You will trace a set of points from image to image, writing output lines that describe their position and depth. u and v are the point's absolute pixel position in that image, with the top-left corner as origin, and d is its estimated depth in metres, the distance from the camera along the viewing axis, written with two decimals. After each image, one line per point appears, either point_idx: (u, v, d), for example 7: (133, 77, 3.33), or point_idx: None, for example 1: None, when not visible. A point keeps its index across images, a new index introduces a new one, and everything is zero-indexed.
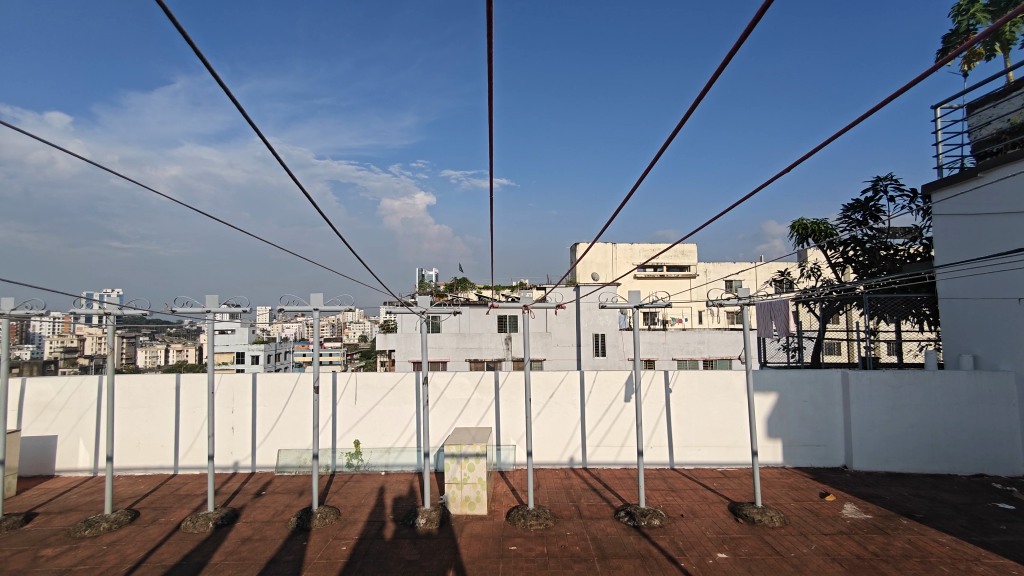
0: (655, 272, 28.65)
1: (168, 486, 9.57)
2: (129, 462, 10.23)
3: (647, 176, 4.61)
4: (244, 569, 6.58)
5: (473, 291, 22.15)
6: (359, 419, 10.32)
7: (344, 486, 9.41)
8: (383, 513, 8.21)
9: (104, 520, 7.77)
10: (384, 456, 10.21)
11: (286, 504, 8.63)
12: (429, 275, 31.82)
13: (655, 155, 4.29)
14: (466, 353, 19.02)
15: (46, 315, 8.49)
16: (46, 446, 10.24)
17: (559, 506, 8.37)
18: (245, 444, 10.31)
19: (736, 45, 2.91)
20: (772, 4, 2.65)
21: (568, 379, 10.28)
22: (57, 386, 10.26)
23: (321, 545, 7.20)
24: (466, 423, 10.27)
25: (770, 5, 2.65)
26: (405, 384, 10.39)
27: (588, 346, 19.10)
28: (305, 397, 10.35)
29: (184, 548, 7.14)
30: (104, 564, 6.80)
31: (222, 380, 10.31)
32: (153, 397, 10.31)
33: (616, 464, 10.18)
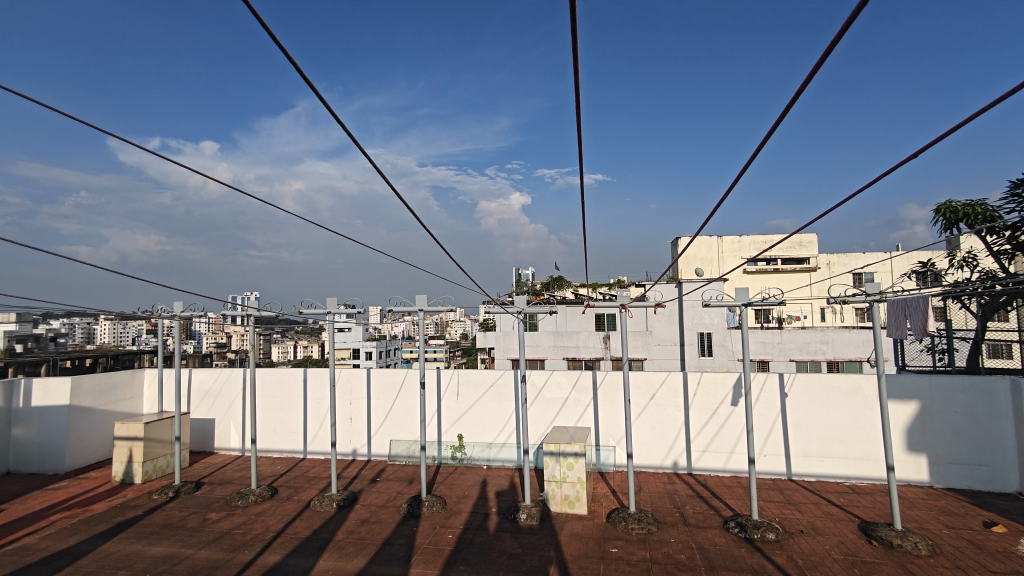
0: (767, 265, 26.47)
1: (300, 468, 10.75)
2: (268, 444, 11.64)
3: (746, 174, 4.18)
4: (364, 548, 7.19)
5: (569, 290, 22.10)
6: (462, 414, 10.78)
7: (449, 477, 9.91)
8: (485, 505, 8.51)
9: (252, 493, 8.95)
10: (486, 451, 10.55)
11: (398, 490, 9.28)
12: (526, 273, 32.33)
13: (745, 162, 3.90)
14: (564, 351, 19.03)
15: (204, 316, 9.93)
16: (207, 426, 12.00)
17: (663, 511, 8.07)
18: (362, 433, 11.24)
19: (830, 45, 2.61)
20: (865, 6, 2.36)
21: (670, 380, 9.87)
22: (213, 376, 11.97)
23: (430, 532, 7.64)
24: (564, 422, 10.28)
25: (863, 8, 2.37)
26: (504, 382, 10.67)
27: (692, 346, 18.17)
28: (413, 391, 11.06)
29: (314, 525, 7.96)
30: (253, 530, 7.82)
31: (342, 374, 11.34)
32: (286, 387, 11.62)
33: (725, 472, 9.59)
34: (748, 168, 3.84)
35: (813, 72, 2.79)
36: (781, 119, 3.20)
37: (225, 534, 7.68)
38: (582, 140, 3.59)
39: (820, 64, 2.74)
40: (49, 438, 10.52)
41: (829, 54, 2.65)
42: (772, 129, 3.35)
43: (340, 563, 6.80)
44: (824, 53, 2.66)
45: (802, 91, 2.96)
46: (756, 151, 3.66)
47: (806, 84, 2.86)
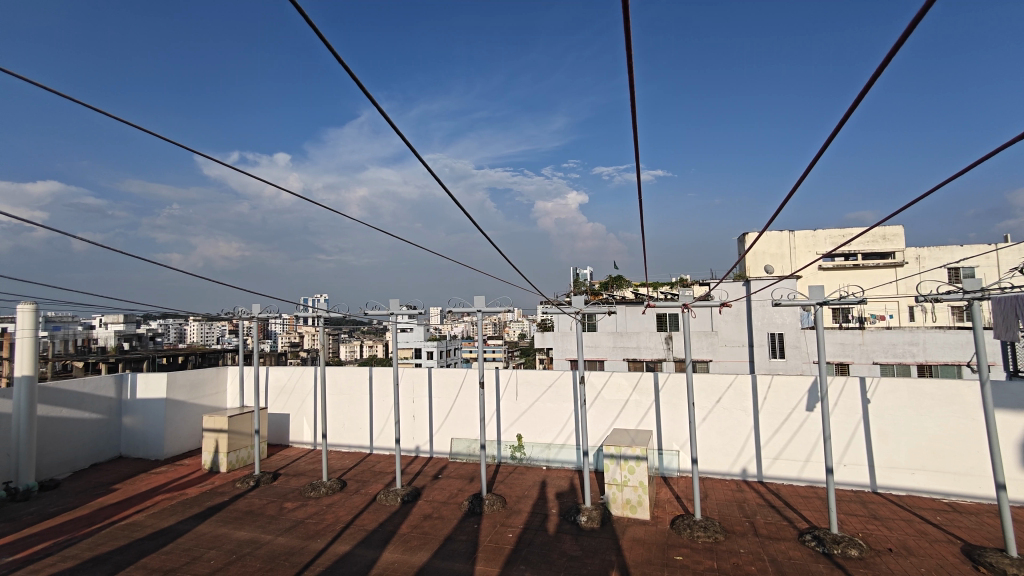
0: (846, 261, 24.65)
1: (367, 463, 11.21)
2: (338, 439, 12.22)
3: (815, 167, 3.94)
4: (428, 542, 7.39)
5: (629, 289, 21.64)
6: (521, 413, 10.82)
7: (509, 476, 9.97)
8: (546, 506, 8.49)
9: (323, 485, 9.44)
10: (545, 451, 10.54)
11: (460, 488, 9.47)
12: (583, 273, 32.00)
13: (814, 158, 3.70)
14: (624, 352, 18.66)
15: (279, 317, 10.58)
16: (282, 421, 12.78)
17: (731, 520, 7.72)
18: (424, 430, 11.56)
19: (908, 29, 2.39)
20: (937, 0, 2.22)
21: (737, 383, 9.43)
22: (288, 373, 12.74)
23: (491, 530, 7.74)
24: (625, 425, 10.07)
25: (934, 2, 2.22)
26: (563, 383, 10.62)
27: (762, 347, 17.22)
28: (472, 390, 11.24)
29: (380, 517, 8.28)
30: (325, 520, 8.25)
31: (405, 373, 11.71)
32: (353, 385, 12.15)
33: (799, 481, 9.02)
34: (816, 163, 3.65)
35: (890, 56, 2.53)
36: (848, 115, 3.04)
37: (300, 523, 8.15)
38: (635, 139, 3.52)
39: (903, 41, 2.45)
40: (150, 427, 11.60)
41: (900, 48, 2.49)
42: (840, 125, 3.17)
43: (404, 555, 7.03)
44: (907, 29, 2.38)
45: (870, 88, 2.79)
46: (825, 146, 3.46)
47: (884, 66, 2.57)
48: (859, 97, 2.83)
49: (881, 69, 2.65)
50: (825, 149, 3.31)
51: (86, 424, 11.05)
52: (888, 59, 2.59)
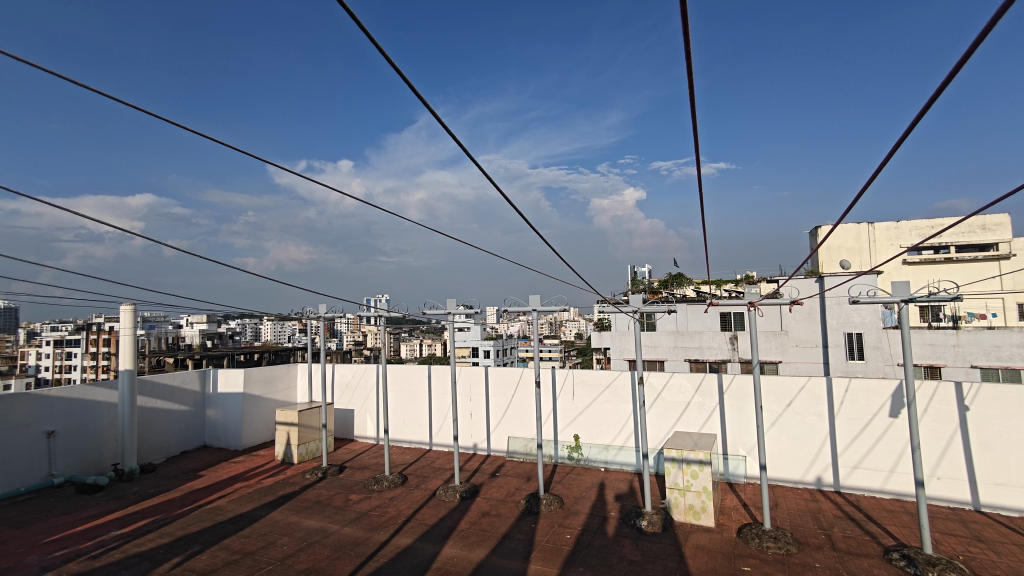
0: (935, 255, 22.59)
1: (427, 459, 11.50)
2: (399, 435, 12.60)
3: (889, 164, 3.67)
4: (486, 539, 7.46)
5: (691, 287, 20.88)
6: (578, 414, 10.70)
7: (567, 477, 9.89)
8: (604, 508, 8.33)
9: (386, 479, 9.78)
10: (604, 453, 10.36)
11: (517, 486, 9.49)
12: (641, 271, 31.32)
13: (883, 159, 3.47)
14: (686, 353, 18.03)
15: (343, 317, 11.04)
16: (347, 416, 13.35)
17: (804, 531, 7.25)
18: (482, 428, 11.68)
19: (983, 34, 2.23)
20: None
21: (810, 387, 8.85)
22: (353, 371, 13.31)
23: (548, 530, 7.69)
24: (687, 428, 9.71)
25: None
26: (621, 383, 10.40)
27: (839, 348, 16.07)
28: (529, 390, 11.25)
29: (440, 513, 8.45)
30: (387, 513, 8.52)
31: (462, 372, 11.89)
32: (413, 383, 12.49)
33: (883, 493, 8.32)
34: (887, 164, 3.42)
35: (966, 58, 2.36)
36: (922, 115, 2.84)
37: (364, 515, 8.47)
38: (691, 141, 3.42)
39: (982, 40, 2.26)
40: (229, 419, 12.46)
41: (976, 50, 2.32)
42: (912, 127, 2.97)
43: (463, 551, 7.13)
44: (992, 23, 2.16)
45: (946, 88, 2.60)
46: (896, 149, 3.25)
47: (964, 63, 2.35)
48: (934, 95, 2.63)
49: (956, 71, 2.47)
50: (897, 150, 3.11)
51: (176, 415, 12.04)
52: (963, 62, 2.42)
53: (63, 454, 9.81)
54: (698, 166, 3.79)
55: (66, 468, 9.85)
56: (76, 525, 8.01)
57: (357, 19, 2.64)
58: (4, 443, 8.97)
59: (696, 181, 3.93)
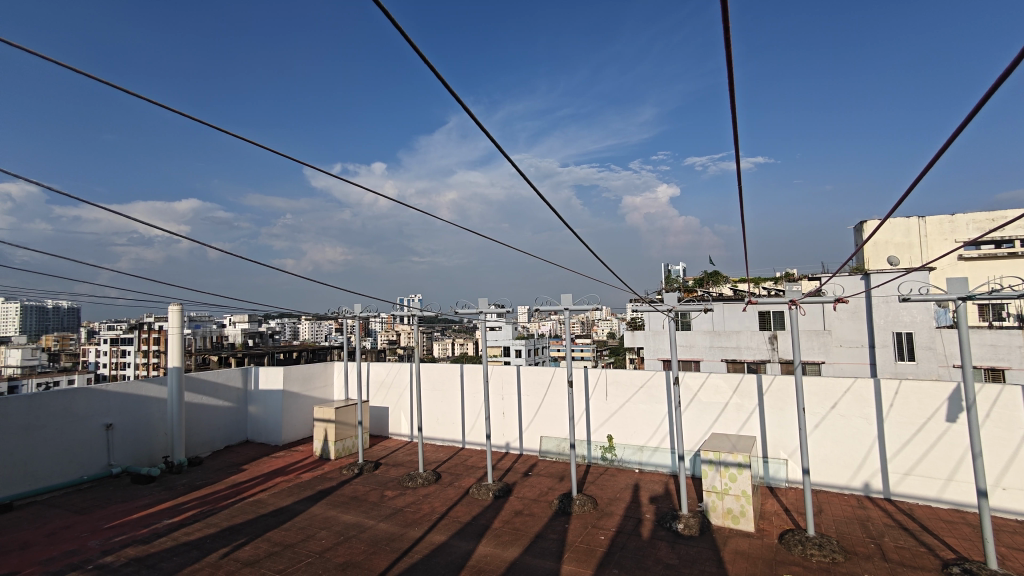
0: (994, 250, 21.31)
1: (460, 456, 11.59)
2: (432, 432, 12.74)
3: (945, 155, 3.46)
4: (520, 538, 7.45)
5: (727, 285, 20.35)
6: (611, 414, 10.57)
7: (600, 477, 9.79)
8: (639, 510, 8.19)
9: (420, 476, 9.90)
10: (638, 454, 10.19)
11: (550, 486, 9.44)
12: (675, 270, 30.77)
13: (937, 152, 3.30)
14: (723, 353, 17.58)
15: (377, 316, 11.23)
16: (382, 413, 13.59)
17: (852, 539, 6.94)
18: (514, 427, 11.69)
19: None
20: None
21: (857, 388, 8.46)
22: (387, 369, 13.55)
23: (582, 530, 7.62)
24: (725, 430, 9.46)
25: None
26: (655, 383, 10.21)
27: (887, 348, 15.31)
28: (561, 389, 11.19)
29: (473, 511, 8.50)
30: (422, 510, 8.62)
31: (494, 371, 11.92)
32: (446, 381, 12.60)
33: (939, 503, 7.85)
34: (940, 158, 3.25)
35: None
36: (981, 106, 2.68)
37: (399, 511, 8.60)
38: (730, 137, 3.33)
39: None
40: (270, 414, 12.88)
41: None
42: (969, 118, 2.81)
43: (497, 549, 7.15)
44: None
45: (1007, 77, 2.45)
46: (951, 141, 3.08)
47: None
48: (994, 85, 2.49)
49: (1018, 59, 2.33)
50: (953, 142, 2.95)
51: (221, 411, 12.51)
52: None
53: (119, 447, 10.34)
54: (736, 162, 3.68)
55: (122, 460, 10.38)
56: (131, 513, 8.44)
57: (391, 18, 2.66)
58: (66, 435, 9.52)
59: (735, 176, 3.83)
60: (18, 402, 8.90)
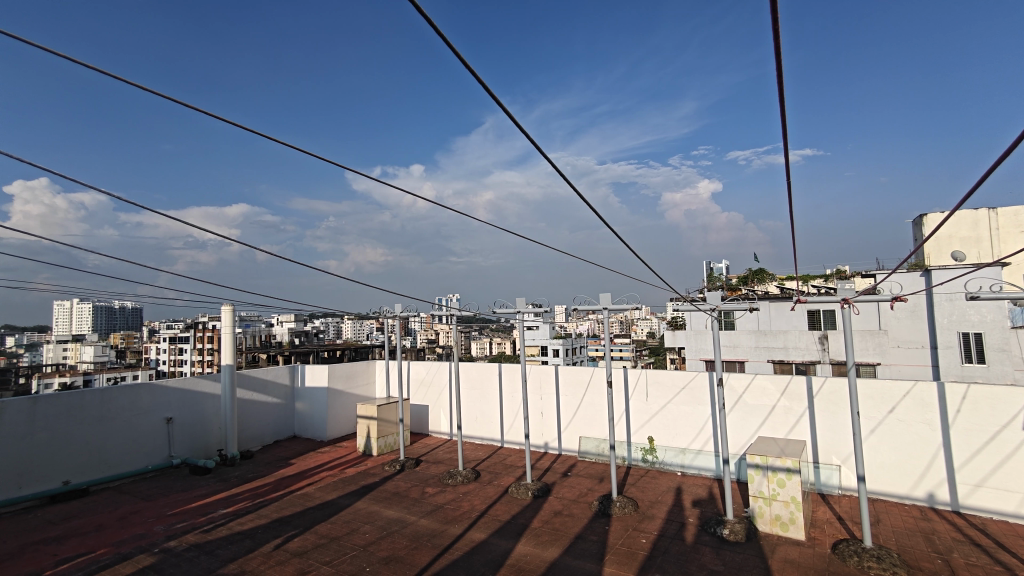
0: None
1: (499, 455, 11.66)
2: (472, 431, 12.85)
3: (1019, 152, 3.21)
4: (559, 539, 7.41)
5: (773, 284, 19.64)
6: (652, 416, 10.37)
7: (641, 480, 9.62)
8: (682, 514, 8.00)
9: (460, 474, 10.00)
10: (680, 457, 9.96)
11: (590, 487, 9.36)
12: (718, 267, 29.91)
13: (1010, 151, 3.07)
14: (769, 353, 16.96)
15: (417, 316, 11.43)
16: (422, 412, 13.82)
17: (914, 554, 6.54)
18: (553, 427, 11.65)
19: None
20: None
21: (918, 392, 8.00)
22: (427, 368, 13.78)
23: (622, 533, 7.51)
24: (773, 434, 9.11)
25: None
26: (698, 384, 9.95)
27: (952, 350, 14.40)
28: (600, 389, 11.07)
29: (513, 510, 8.52)
30: (462, 508, 8.71)
31: (532, 370, 11.92)
32: (485, 381, 12.69)
33: (1018, 519, 7.27)
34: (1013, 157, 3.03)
35: None
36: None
37: (440, 508, 8.72)
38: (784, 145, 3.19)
39: None
40: (316, 411, 13.33)
41: None
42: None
43: (536, 549, 7.14)
44: None
45: None
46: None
47: None
48: None
49: None
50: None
51: (270, 407, 13.04)
52: None
53: (179, 439, 10.95)
54: (785, 167, 3.55)
55: (182, 452, 10.99)
56: (191, 502, 8.92)
57: (432, 21, 2.68)
58: (133, 427, 10.16)
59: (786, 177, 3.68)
60: (91, 396, 9.57)
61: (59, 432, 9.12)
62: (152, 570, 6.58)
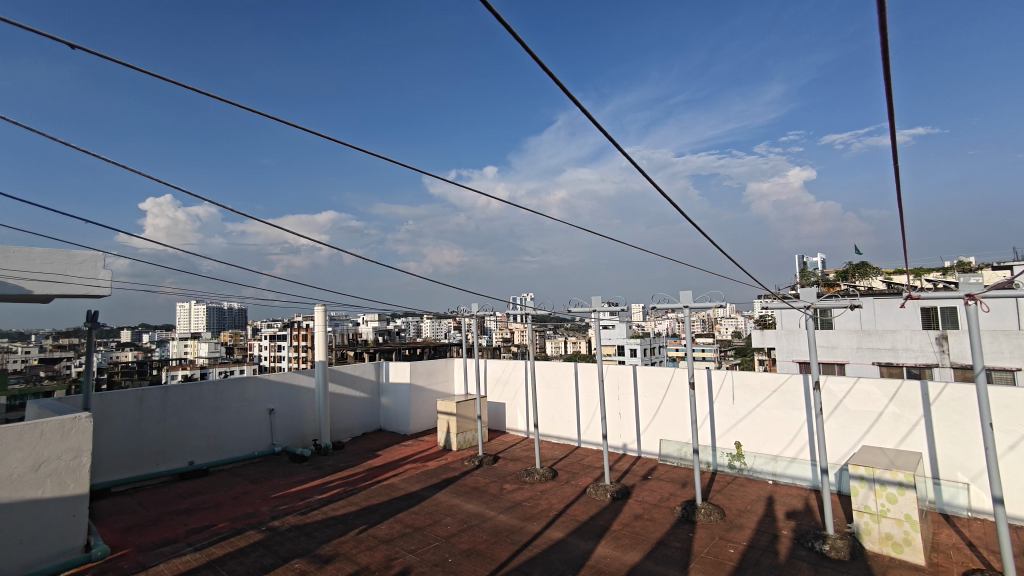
0: None
1: (576, 455, 11.57)
2: (549, 430, 12.85)
3: None
4: (640, 543, 7.22)
5: (879, 279, 17.87)
6: (740, 420, 9.81)
7: (727, 487, 9.13)
8: (775, 526, 7.49)
9: (537, 472, 10.04)
10: (771, 464, 9.32)
11: (671, 492, 9.02)
12: (813, 261, 27.66)
13: None
14: (875, 355, 15.43)
15: (493, 315, 11.63)
16: (500, 409, 14.04)
17: None
18: (631, 429, 11.37)
19: None
20: None
21: None
22: (503, 366, 13.99)
23: (708, 541, 7.17)
24: (881, 443, 8.28)
25: None
26: (791, 387, 9.27)
27: None
28: (681, 391, 10.64)
29: (591, 511, 8.41)
30: (540, 505, 8.75)
31: (609, 370, 11.70)
32: (560, 380, 12.66)
33: None
34: None
35: None
36: None
37: (518, 505, 8.81)
38: (894, 145, 2.92)
39: None
40: (399, 406, 13.97)
41: None
42: None
43: (617, 552, 7.00)
44: None
45: None
46: None
47: None
48: None
49: None
50: None
51: (358, 401, 13.85)
52: None
53: (281, 429, 11.94)
54: (894, 165, 3.25)
55: (282, 440, 11.98)
56: (291, 487, 9.70)
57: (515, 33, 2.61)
58: (242, 416, 11.22)
59: (897, 174, 3.36)
60: (208, 387, 10.69)
61: (184, 419, 10.28)
62: (261, 546, 7.23)
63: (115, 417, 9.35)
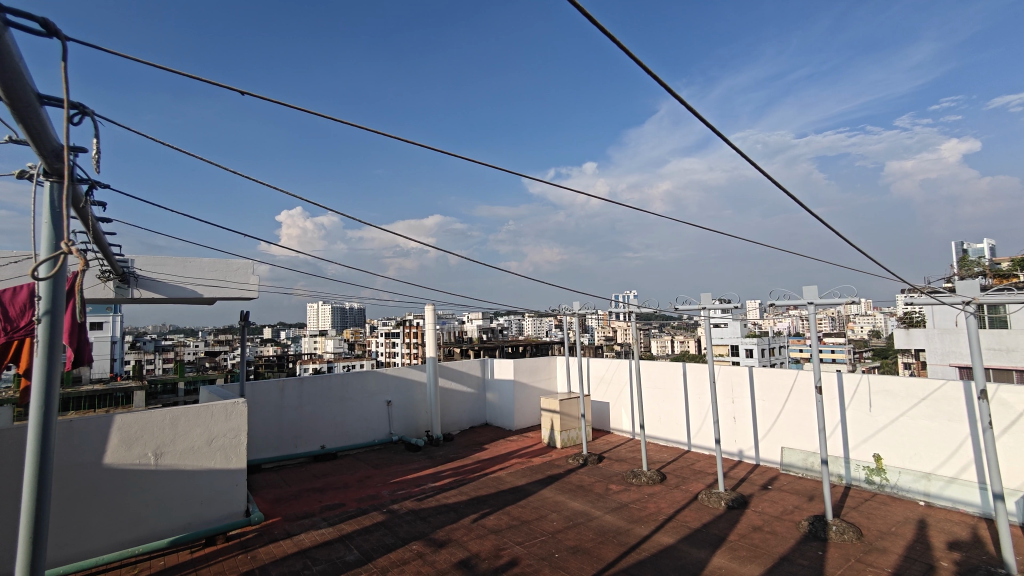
0: None
1: (686, 459, 11.06)
2: (656, 432, 12.42)
3: None
4: (761, 556, 6.72)
5: None
6: (879, 430, 8.70)
7: (865, 504, 8.16)
8: (929, 555, 6.54)
9: (644, 475, 9.76)
10: (923, 483, 8.16)
11: (796, 505, 8.27)
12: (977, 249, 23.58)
13: None
14: None
15: (595, 313, 11.46)
16: (604, 409, 13.85)
17: None
18: (748, 435, 10.60)
19: None
20: None
21: None
22: (607, 365, 13.79)
23: (843, 563, 6.46)
24: None
25: None
26: (946, 396, 8.01)
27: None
28: (806, 395, 9.70)
29: (704, 518, 8.00)
30: (648, 509, 8.49)
31: (721, 372, 11.02)
32: (667, 381, 12.17)
33: None
34: None
35: None
36: None
37: (624, 506, 8.64)
38: None
39: None
40: (504, 402, 14.36)
41: None
42: None
43: (733, 564, 6.59)
44: None
45: None
46: None
47: None
48: None
49: None
50: None
51: (465, 396, 14.49)
52: None
53: (397, 419, 12.88)
54: None
55: (399, 429, 12.92)
56: (408, 474, 10.43)
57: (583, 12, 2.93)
58: (364, 406, 12.29)
59: None
60: (336, 379, 11.86)
61: (316, 407, 11.51)
62: (384, 526, 7.87)
63: (263, 402, 10.77)
